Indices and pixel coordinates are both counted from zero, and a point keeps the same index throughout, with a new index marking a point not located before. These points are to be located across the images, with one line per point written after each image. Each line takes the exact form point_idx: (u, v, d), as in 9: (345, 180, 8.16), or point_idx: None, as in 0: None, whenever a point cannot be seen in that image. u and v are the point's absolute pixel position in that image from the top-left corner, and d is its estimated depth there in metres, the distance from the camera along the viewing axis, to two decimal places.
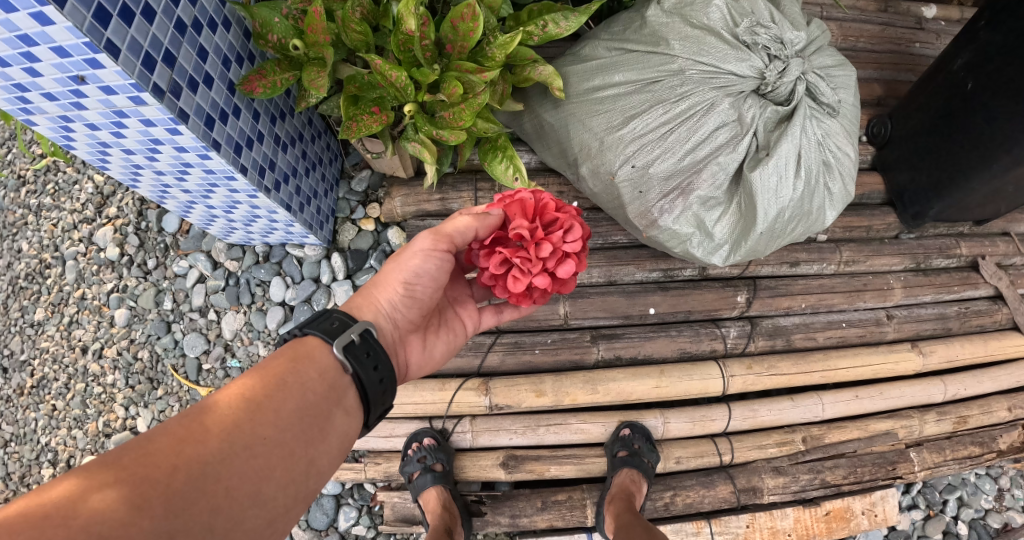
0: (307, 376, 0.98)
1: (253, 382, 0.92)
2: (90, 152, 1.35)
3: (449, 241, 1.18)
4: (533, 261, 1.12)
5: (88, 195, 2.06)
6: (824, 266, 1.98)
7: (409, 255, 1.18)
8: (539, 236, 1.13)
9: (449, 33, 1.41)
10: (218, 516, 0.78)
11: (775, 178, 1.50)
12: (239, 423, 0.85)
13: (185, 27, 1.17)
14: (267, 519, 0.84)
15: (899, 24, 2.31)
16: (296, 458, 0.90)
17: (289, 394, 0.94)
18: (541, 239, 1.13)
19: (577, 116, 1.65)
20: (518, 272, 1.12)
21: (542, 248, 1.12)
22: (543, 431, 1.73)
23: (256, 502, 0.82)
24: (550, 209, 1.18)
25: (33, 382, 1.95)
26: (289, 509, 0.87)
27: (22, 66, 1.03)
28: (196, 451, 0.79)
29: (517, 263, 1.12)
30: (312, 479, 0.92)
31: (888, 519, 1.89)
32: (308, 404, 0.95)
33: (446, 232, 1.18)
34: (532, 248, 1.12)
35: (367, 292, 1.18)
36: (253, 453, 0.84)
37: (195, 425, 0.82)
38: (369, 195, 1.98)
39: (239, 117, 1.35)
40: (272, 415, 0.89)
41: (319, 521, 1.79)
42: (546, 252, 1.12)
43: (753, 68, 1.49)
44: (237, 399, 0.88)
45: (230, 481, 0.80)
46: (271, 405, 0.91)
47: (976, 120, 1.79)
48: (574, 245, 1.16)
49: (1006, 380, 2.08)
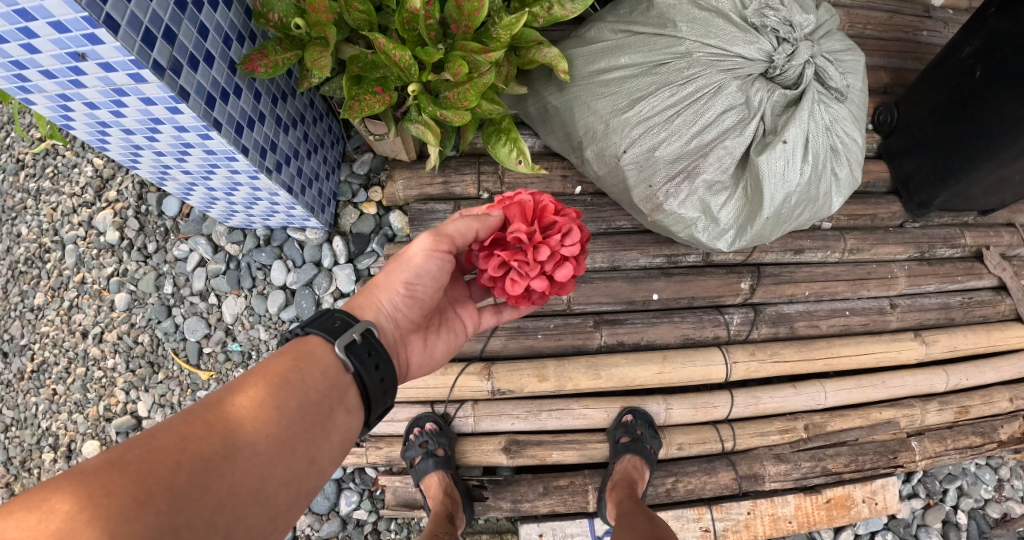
0: (310, 375, 0.97)
1: (255, 380, 0.91)
2: (88, 132, 1.33)
3: (450, 241, 1.16)
4: (529, 264, 1.11)
5: (88, 178, 2.04)
6: (829, 253, 1.97)
7: (410, 255, 1.16)
8: (536, 240, 1.12)
9: (452, 12, 1.39)
10: (220, 512, 0.77)
11: (782, 162, 1.49)
12: (242, 421, 0.84)
13: (186, 3, 1.14)
14: (268, 516, 0.83)
15: (907, 12, 2.28)
16: (299, 456, 0.89)
17: (291, 392, 0.93)
18: (539, 243, 1.12)
19: (581, 100, 1.63)
20: (517, 275, 1.11)
21: (539, 252, 1.11)
22: (545, 416, 1.72)
23: (258, 499, 0.82)
24: (548, 212, 1.17)
25: (33, 366, 1.94)
26: (290, 506, 0.87)
27: (19, 42, 1.01)
28: (200, 448, 0.79)
29: (514, 266, 1.11)
30: (313, 477, 0.91)
31: (888, 507, 1.89)
32: (311, 402, 0.94)
33: (447, 232, 1.17)
34: (530, 252, 1.11)
35: (369, 291, 1.16)
36: (257, 451, 0.84)
37: (198, 423, 0.81)
38: (371, 178, 1.96)
39: (240, 96, 1.33)
40: (275, 413, 0.89)
41: (320, 505, 1.79)
42: (543, 256, 1.10)
43: (761, 51, 1.47)
44: (240, 397, 0.87)
45: (233, 478, 0.80)
46: (274, 402, 0.90)
47: (985, 109, 1.77)
48: (572, 249, 1.13)
49: (1008, 371, 2.07)
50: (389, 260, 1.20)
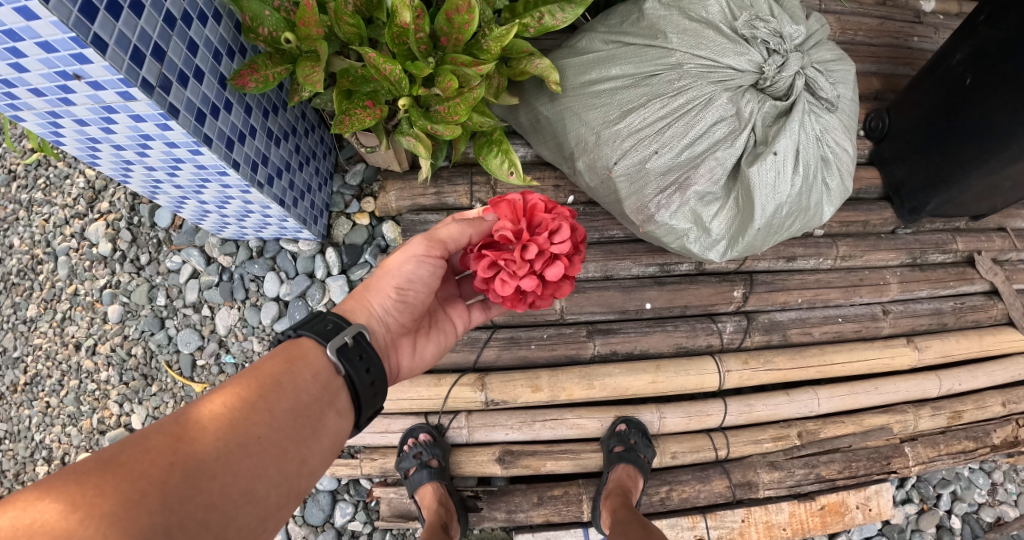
0: (301, 376, 0.98)
1: (247, 381, 0.91)
2: (79, 148, 1.32)
3: (443, 246, 1.19)
4: (522, 260, 1.11)
5: (80, 189, 2.04)
6: (821, 261, 1.98)
7: (403, 259, 1.17)
8: (524, 239, 1.12)
9: (443, 26, 1.38)
10: (212, 512, 0.76)
11: (773, 174, 1.50)
12: (234, 422, 0.85)
13: (175, 20, 1.14)
14: (260, 517, 0.82)
15: (897, 18, 2.30)
16: (289, 457, 0.88)
17: (283, 394, 0.93)
18: (527, 241, 1.12)
19: (572, 110, 1.63)
20: (506, 275, 1.12)
21: (527, 250, 1.11)
22: (538, 426, 1.73)
23: (249, 501, 0.80)
24: (538, 211, 1.16)
25: (26, 379, 1.93)
26: (280, 508, 0.85)
27: (8, 62, 1.00)
28: (192, 449, 0.78)
29: (503, 266, 1.12)
30: (304, 479, 0.90)
31: (882, 513, 1.90)
32: (302, 404, 0.94)
33: (439, 238, 1.19)
34: (517, 250, 1.11)
35: (360, 295, 1.16)
36: (247, 451, 0.83)
37: (191, 424, 0.81)
38: (364, 188, 1.96)
39: (230, 111, 1.33)
40: (269, 411, 0.89)
41: (315, 517, 1.79)
42: (531, 255, 1.10)
43: (752, 62, 1.48)
44: (231, 398, 0.87)
45: (225, 478, 0.79)
46: (266, 404, 0.90)
47: (976, 116, 1.77)
48: (561, 247, 1.13)
49: (1001, 375, 2.08)
50: (381, 264, 1.21)
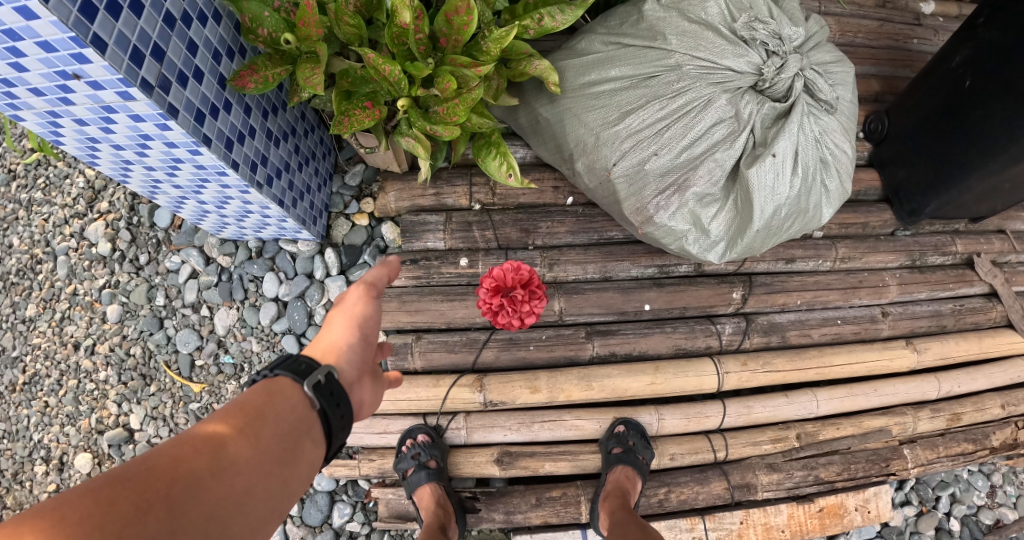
0: (284, 407, 0.97)
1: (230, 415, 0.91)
2: (79, 148, 1.32)
3: (376, 288, 1.25)
4: (522, 311, 1.39)
5: (79, 189, 2.04)
6: (820, 263, 1.98)
7: (352, 301, 1.20)
8: (523, 300, 1.38)
9: (442, 27, 1.38)
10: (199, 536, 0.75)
11: (772, 176, 1.50)
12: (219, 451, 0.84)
13: (174, 21, 1.15)
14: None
15: (897, 21, 2.30)
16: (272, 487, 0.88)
17: (265, 424, 0.92)
18: (525, 302, 1.39)
19: (571, 112, 1.64)
20: (502, 311, 1.40)
21: (522, 309, 1.38)
22: (537, 427, 1.73)
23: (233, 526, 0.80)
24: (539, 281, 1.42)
25: (25, 378, 1.93)
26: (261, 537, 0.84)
27: (8, 61, 1.00)
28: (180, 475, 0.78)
29: (503, 308, 1.39)
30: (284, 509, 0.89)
31: (881, 515, 1.89)
32: (284, 435, 0.94)
33: (372, 280, 1.25)
34: (517, 306, 1.38)
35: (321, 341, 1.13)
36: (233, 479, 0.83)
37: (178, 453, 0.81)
38: (363, 189, 1.97)
39: (230, 111, 1.33)
40: (255, 441, 0.88)
41: (313, 517, 1.79)
42: (523, 312, 1.39)
43: (751, 64, 1.48)
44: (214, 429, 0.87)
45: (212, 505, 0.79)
46: (249, 433, 0.89)
47: (976, 118, 1.77)
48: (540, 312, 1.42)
49: (1000, 377, 2.08)
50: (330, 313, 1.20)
